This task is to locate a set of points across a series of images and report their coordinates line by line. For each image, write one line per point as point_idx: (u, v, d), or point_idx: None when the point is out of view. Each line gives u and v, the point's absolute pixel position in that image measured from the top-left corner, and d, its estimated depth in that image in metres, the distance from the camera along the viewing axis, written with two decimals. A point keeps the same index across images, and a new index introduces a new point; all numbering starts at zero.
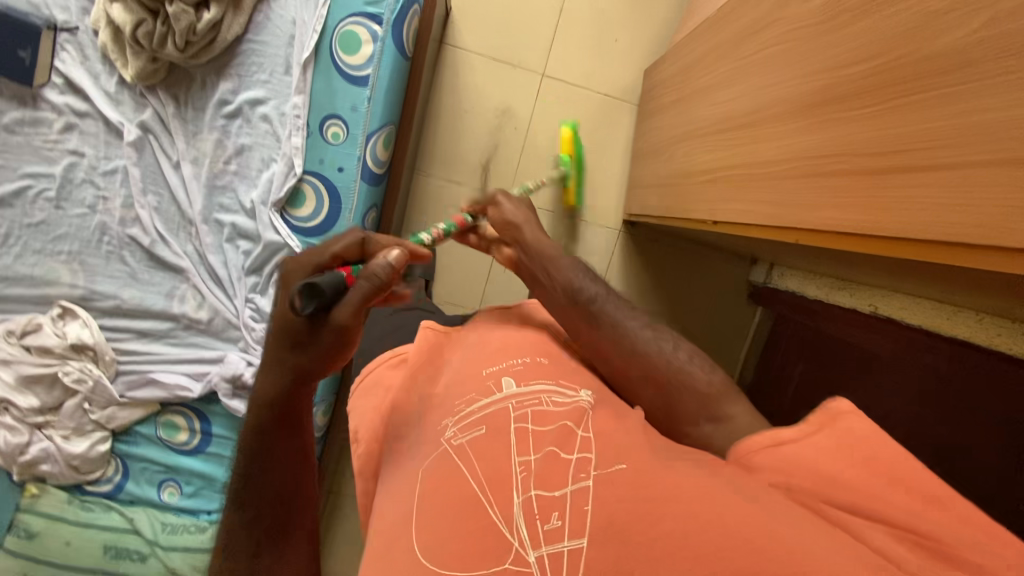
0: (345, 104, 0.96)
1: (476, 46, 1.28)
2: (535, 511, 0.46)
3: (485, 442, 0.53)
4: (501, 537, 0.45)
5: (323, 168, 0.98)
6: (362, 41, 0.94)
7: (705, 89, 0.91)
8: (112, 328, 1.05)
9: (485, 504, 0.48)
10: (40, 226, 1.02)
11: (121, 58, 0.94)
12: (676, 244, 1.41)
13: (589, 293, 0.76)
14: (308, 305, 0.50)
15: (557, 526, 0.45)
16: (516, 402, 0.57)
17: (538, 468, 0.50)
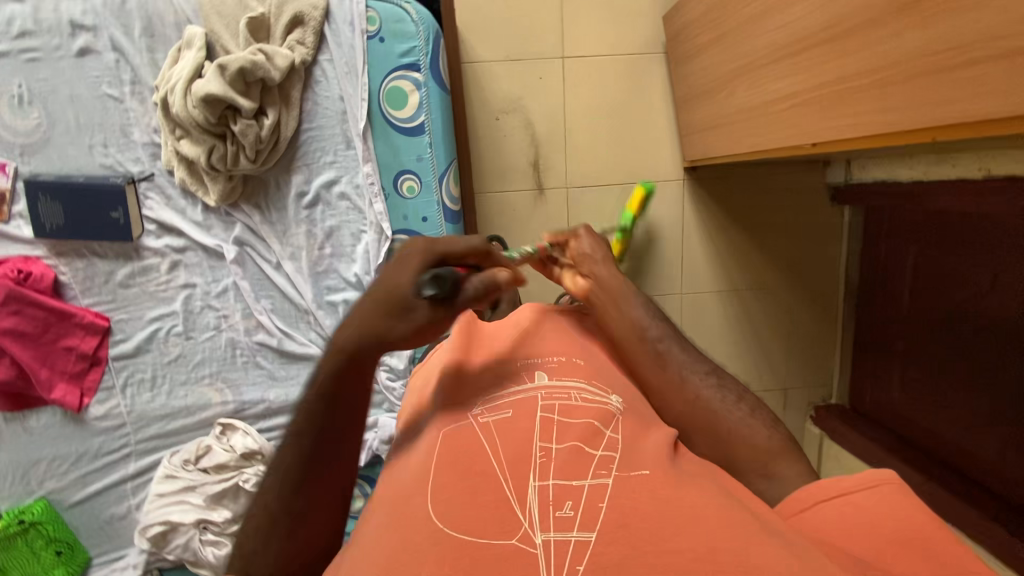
0: (411, 157, 1.00)
1: (492, 53, 1.28)
2: (550, 500, 0.46)
3: (510, 424, 0.54)
4: (510, 518, 0.44)
5: (410, 223, 1.03)
6: (408, 92, 0.97)
7: (752, 18, 0.89)
8: (269, 429, 1.13)
9: (500, 482, 0.47)
10: (178, 359, 1.09)
11: (201, 187, 1.00)
12: (768, 172, 1.39)
13: (654, 334, 0.73)
14: (427, 289, 0.54)
15: (573, 514, 0.44)
16: (544, 393, 0.57)
17: (559, 456, 0.49)
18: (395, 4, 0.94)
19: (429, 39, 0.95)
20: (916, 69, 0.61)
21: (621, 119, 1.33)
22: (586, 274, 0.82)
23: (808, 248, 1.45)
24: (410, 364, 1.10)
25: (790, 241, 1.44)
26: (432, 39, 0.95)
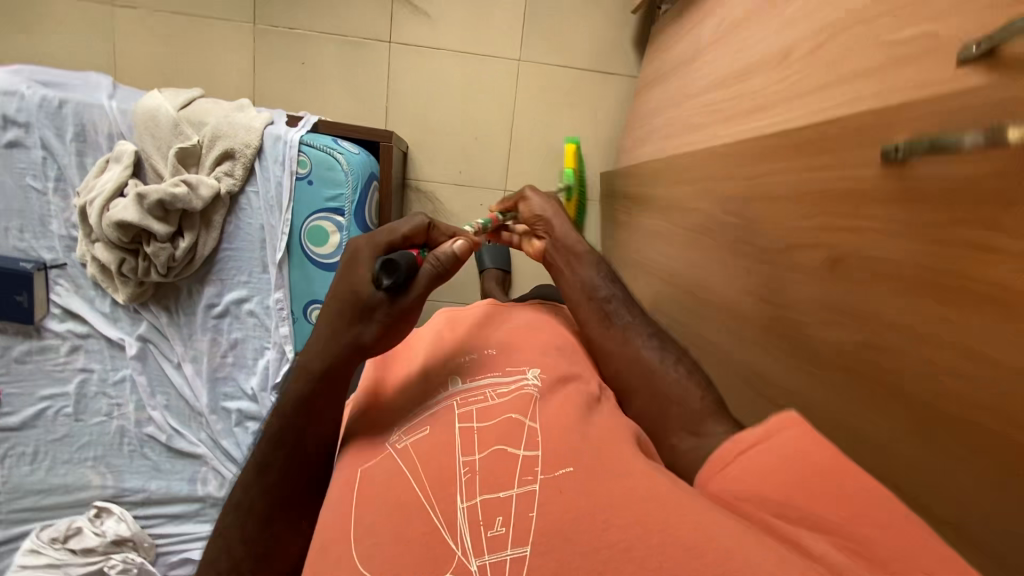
0: (323, 290, 1.03)
1: (438, 171, 1.32)
2: (481, 520, 0.43)
3: (427, 441, 0.50)
4: (442, 553, 0.41)
5: None
6: (329, 233, 1.00)
7: (651, 235, 0.95)
8: (146, 517, 1.13)
9: (426, 508, 0.44)
10: (64, 439, 1.09)
11: (111, 284, 1.01)
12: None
13: (604, 295, 0.70)
14: (384, 280, 0.52)
15: (507, 530, 0.42)
16: (455, 403, 0.54)
17: (483, 468, 0.46)
18: (330, 148, 0.98)
19: (357, 185, 1.00)
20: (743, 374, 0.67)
21: None
22: (544, 237, 0.80)
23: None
24: None
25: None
26: (360, 188, 1.00)
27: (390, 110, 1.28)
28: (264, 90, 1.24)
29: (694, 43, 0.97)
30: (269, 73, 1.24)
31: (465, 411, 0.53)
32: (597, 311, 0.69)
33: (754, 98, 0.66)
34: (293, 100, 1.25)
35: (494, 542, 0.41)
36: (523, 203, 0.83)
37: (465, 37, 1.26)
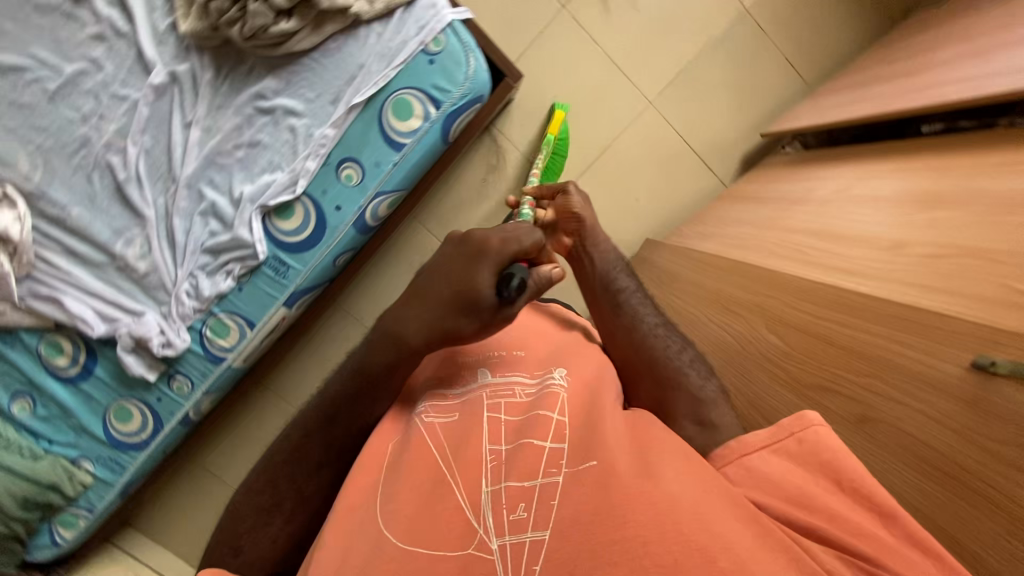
0: (370, 157, 0.99)
1: (522, 137, 1.32)
2: (503, 503, 0.55)
3: (455, 428, 0.64)
4: (468, 527, 0.55)
5: (323, 199, 1.00)
6: (414, 114, 0.98)
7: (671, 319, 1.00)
8: (45, 234, 1.02)
9: (453, 489, 0.58)
10: (24, 107, 0.98)
11: (185, 10, 0.95)
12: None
13: (619, 285, 0.84)
14: (503, 291, 0.68)
15: (527, 517, 0.54)
16: (488, 392, 0.67)
17: (505, 459, 0.59)
18: (468, 50, 0.97)
19: (467, 95, 0.99)
20: None
21: None
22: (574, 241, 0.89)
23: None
24: (216, 297, 1.03)
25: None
26: (467, 99, 0.99)
27: (522, 58, 1.28)
28: None
29: (804, 189, 1.04)
30: None
31: (497, 405, 0.65)
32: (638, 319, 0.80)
33: (847, 260, 0.72)
34: None
35: (513, 526, 0.53)
36: (563, 219, 0.90)
37: (623, 52, 1.30)
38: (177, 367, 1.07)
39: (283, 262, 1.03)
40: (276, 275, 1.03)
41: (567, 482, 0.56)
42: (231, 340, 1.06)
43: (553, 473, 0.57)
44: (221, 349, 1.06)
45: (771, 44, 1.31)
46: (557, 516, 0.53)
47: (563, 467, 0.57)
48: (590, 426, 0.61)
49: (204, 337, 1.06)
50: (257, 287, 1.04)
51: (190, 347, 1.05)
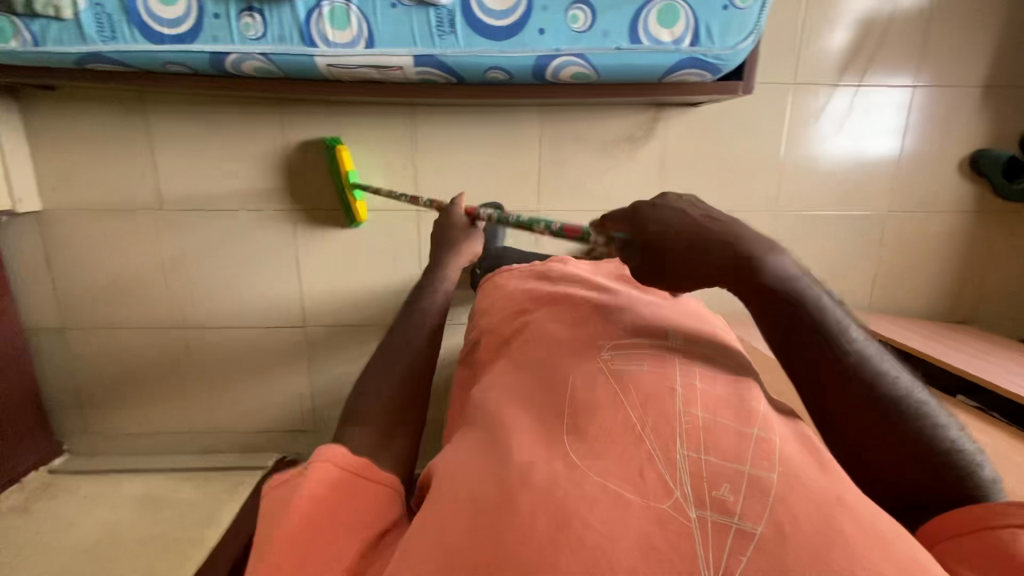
0: (606, 23, 0.91)
1: (672, 138, 1.31)
2: (703, 475, 0.44)
3: (642, 374, 0.54)
4: (654, 485, 0.43)
5: (537, 13, 0.90)
6: (671, 30, 0.91)
7: None
8: None
9: (640, 434, 0.48)
10: None
11: None
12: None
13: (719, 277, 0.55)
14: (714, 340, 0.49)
15: (734, 500, 0.42)
16: (681, 357, 0.57)
17: (703, 426, 0.48)
18: (755, 29, 0.92)
19: (719, 59, 0.94)
20: None
21: None
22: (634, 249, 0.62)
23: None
24: None
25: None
26: (715, 62, 0.94)
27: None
28: None
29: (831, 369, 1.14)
30: None
31: (690, 373, 0.54)
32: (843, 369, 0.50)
33: None
34: None
35: (716, 503, 0.42)
36: (641, 232, 0.60)
37: (795, 157, 1.33)
38: (265, 8, 0.88)
39: (452, 25, 0.90)
40: (434, 28, 0.90)
41: (782, 482, 0.43)
42: (339, 37, 0.90)
43: (762, 466, 0.44)
44: (321, 35, 0.90)
45: (881, 258, 1.42)
46: (774, 511, 0.40)
47: (775, 463, 0.45)
48: (809, 449, 0.49)
49: (316, 10, 0.89)
50: (407, 20, 0.89)
51: (296, 4, 0.88)
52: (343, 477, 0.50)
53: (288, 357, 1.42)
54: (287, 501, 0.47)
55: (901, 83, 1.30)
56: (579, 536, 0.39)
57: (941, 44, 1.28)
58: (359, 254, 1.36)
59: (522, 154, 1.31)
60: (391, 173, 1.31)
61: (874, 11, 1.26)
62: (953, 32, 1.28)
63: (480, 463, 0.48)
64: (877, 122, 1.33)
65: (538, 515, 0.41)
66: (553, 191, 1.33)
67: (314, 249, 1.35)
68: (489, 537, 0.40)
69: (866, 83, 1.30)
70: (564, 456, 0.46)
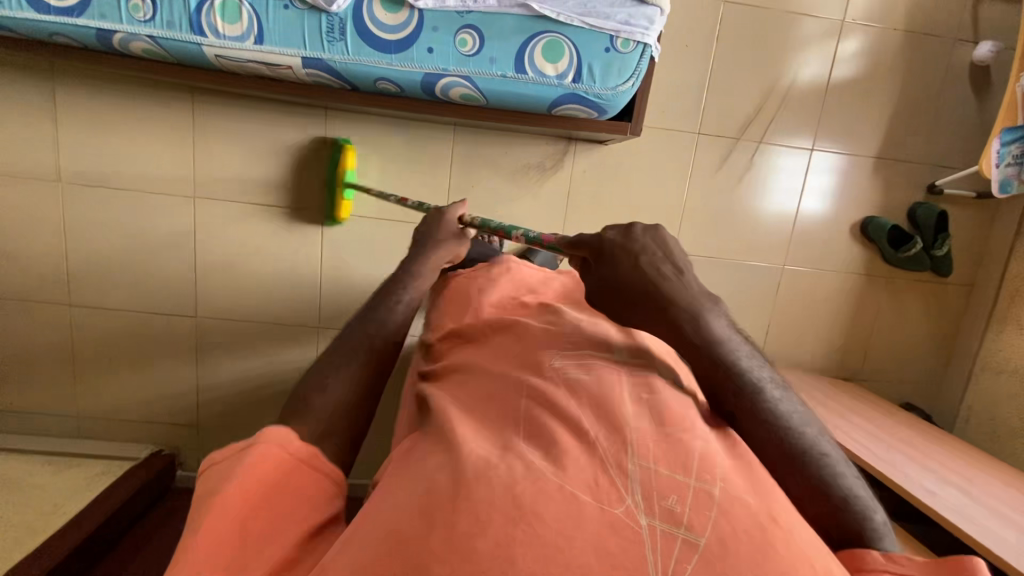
0: (492, 50, 0.94)
1: (582, 173, 1.35)
2: (655, 488, 0.45)
3: (592, 387, 0.56)
4: (615, 491, 0.45)
5: (426, 32, 0.92)
6: (555, 64, 0.95)
7: None
8: None
9: (595, 440, 0.50)
10: None
11: None
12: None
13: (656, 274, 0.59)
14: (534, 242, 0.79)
15: (680, 510, 0.44)
16: (628, 374, 0.59)
17: (653, 436, 0.50)
18: (633, 74, 0.98)
19: (599, 98, 0.99)
20: None
21: None
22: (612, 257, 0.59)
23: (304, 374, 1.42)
24: None
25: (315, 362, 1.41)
26: (596, 99, 0.99)
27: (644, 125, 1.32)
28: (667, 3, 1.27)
29: None
30: (684, 13, 1.28)
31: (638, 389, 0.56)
32: (746, 411, 0.55)
33: None
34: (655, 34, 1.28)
35: (665, 512, 0.43)
36: (603, 264, 0.59)
37: (697, 202, 1.38)
38: None
39: (342, 32, 0.92)
40: (325, 33, 0.92)
41: (723, 495, 0.45)
42: (229, 30, 0.91)
43: (709, 479, 0.47)
44: (212, 26, 0.91)
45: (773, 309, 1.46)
46: (716, 525, 0.43)
47: (716, 476, 0.47)
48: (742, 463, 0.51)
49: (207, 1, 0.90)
50: (298, 22, 0.91)
51: None
52: (288, 462, 0.51)
53: (176, 345, 1.39)
54: (225, 480, 0.48)
55: (801, 146, 1.36)
56: (534, 532, 0.41)
57: (839, 114, 1.35)
58: (258, 249, 1.34)
59: (431, 169, 1.33)
60: (300, 173, 1.31)
61: (778, 77, 1.33)
62: (852, 105, 1.35)
63: (435, 455, 0.51)
64: (779, 182, 1.38)
65: (492, 515, 0.42)
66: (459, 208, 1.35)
67: (214, 240, 1.33)
68: (445, 524, 0.42)
69: (768, 141, 1.36)
70: (521, 457, 0.48)
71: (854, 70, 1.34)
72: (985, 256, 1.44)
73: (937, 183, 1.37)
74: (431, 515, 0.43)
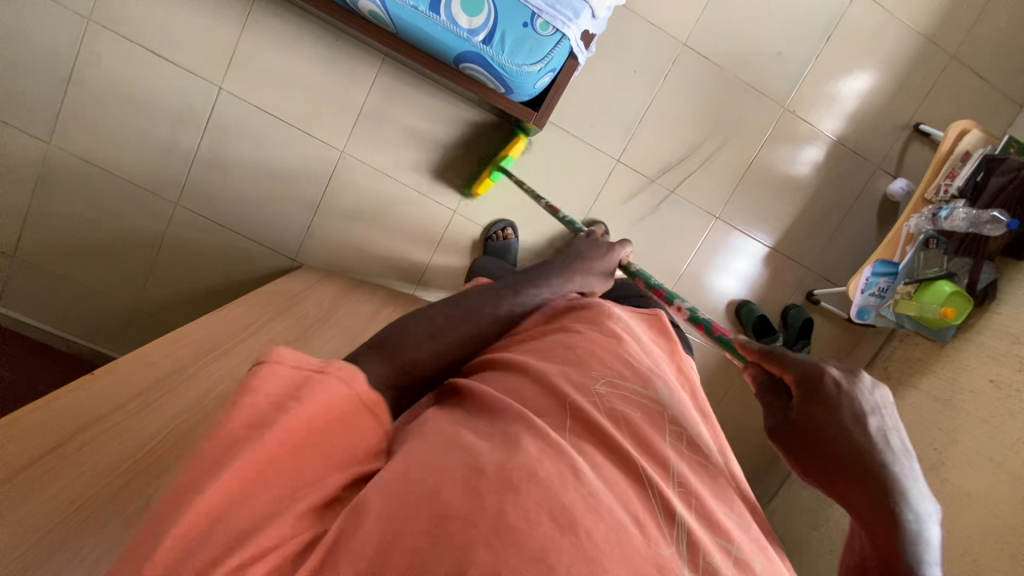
0: None
1: (526, 168, 1.33)
2: (691, 536, 0.50)
3: (634, 420, 0.60)
4: (660, 535, 0.49)
5: None
6: (468, 18, 0.91)
7: (341, 330, 0.98)
8: None
9: (640, 467, 0.54)
10: None
11: None
12: (232, 251, 1.33)
13: (861, 420, 0.51)
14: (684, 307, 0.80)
15: (719, 566, 0.49)
16: (665, 424, 0.62)
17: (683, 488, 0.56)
18: (544, 59, 0.95)
19: (503, 70, 0.95)
20: (150, 393, 0.66)
21: (375, 227, 1.34)
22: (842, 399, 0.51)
23: (141, 242, 1.31)
24: None
25: (157, 235, 1.31)
26: (499, 68, 0.95)
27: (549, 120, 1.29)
28: (627, 24, 1.26)
29: None
30: (642, 40, 1.27)
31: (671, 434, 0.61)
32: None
33: None
34: (607, 50, 1.27)
35: (705, 568, 0.48)
36: (810, 404, 0.52)
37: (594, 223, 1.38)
38: None
39: None
40: None
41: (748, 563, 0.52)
42: None
43: (749, 552, 0.53)
44: None
45: None
46: None
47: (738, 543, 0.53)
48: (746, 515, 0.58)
49: None
50: None
51: None
52: (356, 401, 0.49)
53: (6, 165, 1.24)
54: (306, 396, 0.46)
55: (708, 212, 1.38)
56: (581, 546, 0.43)
57: (753, 196, 1.38)
58: (140, 97, 1.24)
59: (345, 89, 1.25)
60: (211, 38, 1.22)
61: (709, 139, 1.34)
62: (766, 192, 1.38)
63: (479, 436, 0.52)
64: (731, 247, 1.40)
65: (541, 515, 0.43)
66: (362, 139, 1.28)
67: (95, 66, 1.22)
68: (494, 515, 0.43)
69: (678, 193, 1.37)
70: (572, 466, 0.49)
71: (778, 158, 1.36)
72: None
73: (816, 292, 1.41)
74: (479, 502, 0.44)
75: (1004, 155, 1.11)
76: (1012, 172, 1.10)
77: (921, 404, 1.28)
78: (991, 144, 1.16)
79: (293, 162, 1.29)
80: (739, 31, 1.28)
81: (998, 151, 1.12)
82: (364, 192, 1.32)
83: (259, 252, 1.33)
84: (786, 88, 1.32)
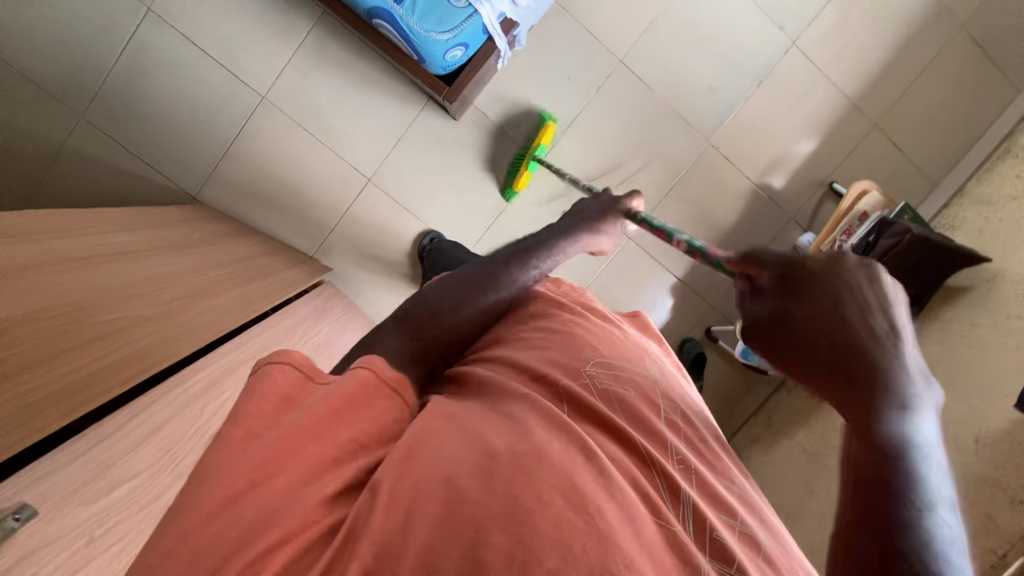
0: None
1: (451, 154, 1.33)
2: (701, 518, 0.46)
3: (629, 402, 0.55)
4: (671, 517, 0.45)
5: None
6: None
7: (198, 260, 0.93)
8: None
9: (641, 445, 0.50)
10: None
11: None
12: (130, 174, 1.28)
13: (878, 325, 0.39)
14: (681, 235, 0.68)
15: (730, 546, 0.45)
16: (663, 405, 0.57)
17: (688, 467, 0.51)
18: (454, 30, 0.94)
19: (411, 31, 0.95)
20: None
21: (286, 180, 1.31)
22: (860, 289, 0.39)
23: (32, 147, 1.24)
24: None
25: (53, 142, 1.24)
26: (405, 28, 0.95)
27: (472, 102, 1.28)
28: (569, 30, 1.28)
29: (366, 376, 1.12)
30: (583, 50, 1.29)
31: (665, 411, 0.56)
32: None
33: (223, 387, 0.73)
34: (546, 53, 1.29)
35: (716, 549, 0.44)
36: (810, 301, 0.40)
37: (508, 218, 1.37)
38: None
39: None
40: None
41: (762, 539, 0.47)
42: None
43: (751, 523, 0.49)
44: None
45: None
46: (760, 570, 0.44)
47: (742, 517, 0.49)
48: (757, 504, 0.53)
49: None
50: None
51: None
52: (379, 385, 0.47)
53: None
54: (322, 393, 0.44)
55: None
56: (594, 525, 0.40)
57: (669, 224, 1.39)
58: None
59: (281, 37, 1.24)
60: None
61: (634, 158, 1.35)
62: (682, 222, 1.39)
63: (483, 417, 0.49)
64: (642, 270, 1.40)
65: (554, 496, 0.41)
66: (287, 89, 1.27)
67: None
68: (507, 497, 0.41)
69: None
70: (582, 447, 0.47)
71: (699, 191, 1.38)
72: (725, 417, 1.51)
73: (714, 329, 1.41)
74: (492, 487, 0.41)
75: (896, 220, 1.15)
76: (899, 235, 1.12)
77: (791, 455, 1.27)
78: (888, 209, 1.21)
79: (214, 98, 1.26)
80: (677, 61, 1.31)
81: (892, 216, 1.17)
82: (280, 143, 1.29)
83: (162, 180, 1.29)
84: (713, 124, 1.35)
